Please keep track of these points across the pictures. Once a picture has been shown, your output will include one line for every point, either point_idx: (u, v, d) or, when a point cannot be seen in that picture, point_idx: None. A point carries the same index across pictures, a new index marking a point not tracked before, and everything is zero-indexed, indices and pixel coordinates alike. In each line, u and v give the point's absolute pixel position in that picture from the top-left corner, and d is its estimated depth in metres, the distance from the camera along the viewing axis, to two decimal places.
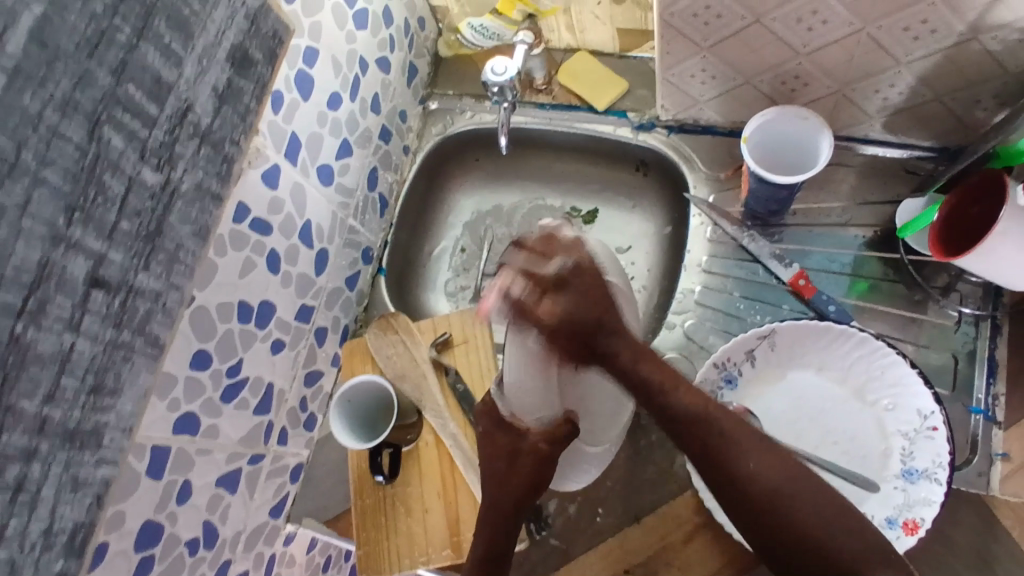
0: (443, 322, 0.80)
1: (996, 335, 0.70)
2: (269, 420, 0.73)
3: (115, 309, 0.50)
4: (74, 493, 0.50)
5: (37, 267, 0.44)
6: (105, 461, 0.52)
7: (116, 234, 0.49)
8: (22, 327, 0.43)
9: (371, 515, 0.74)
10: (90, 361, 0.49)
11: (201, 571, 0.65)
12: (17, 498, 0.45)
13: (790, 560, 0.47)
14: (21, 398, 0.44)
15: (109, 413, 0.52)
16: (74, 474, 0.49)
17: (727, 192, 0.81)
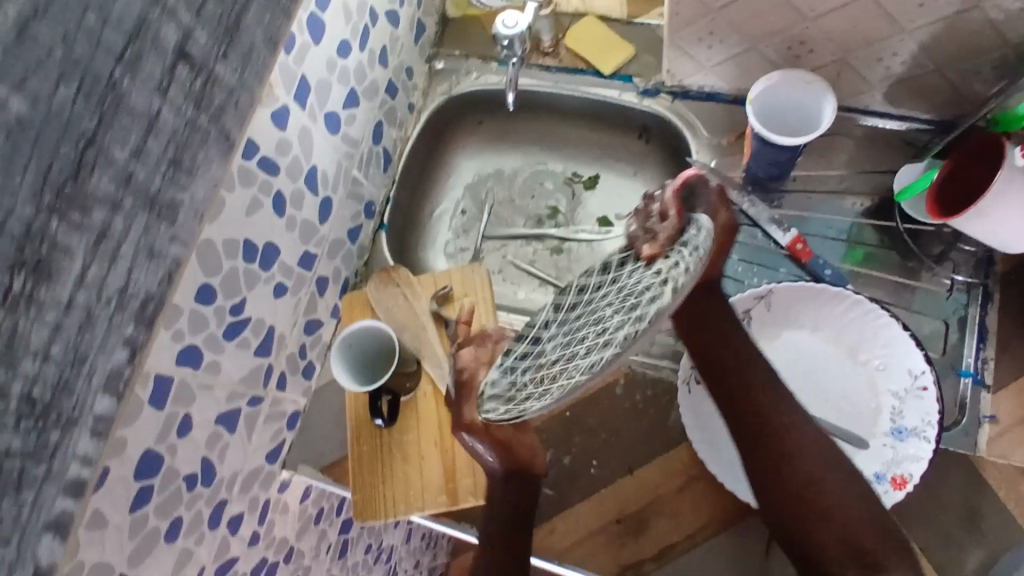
0: (443, 276, 0.81)
1: (988, 302, 0.72)
2: (268, 363, 0.73)
3: (196, 89, 0.49)
4: (150, 260, 0.49)
5: (133, 26, 0.44)
6: (178, 239, 0.52)
7: (203, 11, 0.48)
8: (120, 73, 0.43)
9: (366, 462, 0.74)
10: (173, 130, 0.48)
11: (198, 507, 0.66)
12: (99, 245, 0.44)
13: (824, 506, 0.59)
14: (114, 140, 0.44)
15: (183, 191, 0.51)
16: (151, 242, 0.49)
17: (729, 158, 0.82)
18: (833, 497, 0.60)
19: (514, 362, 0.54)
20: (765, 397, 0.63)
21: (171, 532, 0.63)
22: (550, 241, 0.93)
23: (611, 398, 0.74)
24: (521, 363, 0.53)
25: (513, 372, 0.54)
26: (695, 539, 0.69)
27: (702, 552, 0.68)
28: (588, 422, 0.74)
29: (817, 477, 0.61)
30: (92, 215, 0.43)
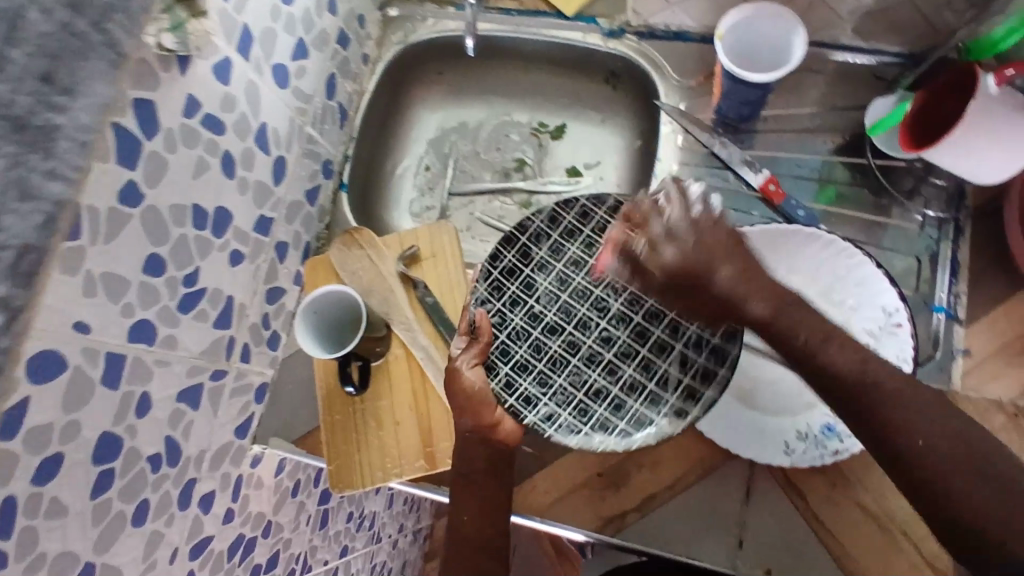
0: (409, 236, 0.78)
1: (959, 236, 0.72)
2: (230, 335, 0.70)
3: None
4: (24, 203, 0.39)
5: None
6: (60, 175, 0.41)
7: None
8: None
9: (340, 431, 0.72)
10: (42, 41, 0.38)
11: (165, 488, 0.63)
12: None
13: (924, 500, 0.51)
14: None
15: (65, 116, 0.40)
16: (25, 176, 0.38)
17: (699, 99, 0.80)
18: (927, 437, 0.51)
19: (566, 404, 0.64)
20: (826, 345, 0.54)
21: (138, 515, 0.61)
22: (519, 194, 0.90)
23: None
24: (562, 398, 0.65)
25: (521, 397, 0.65)
26: (676, 488, 0.68)
27: (683, 500, 0.67)
28: None
29: (919, 426, 0.51)
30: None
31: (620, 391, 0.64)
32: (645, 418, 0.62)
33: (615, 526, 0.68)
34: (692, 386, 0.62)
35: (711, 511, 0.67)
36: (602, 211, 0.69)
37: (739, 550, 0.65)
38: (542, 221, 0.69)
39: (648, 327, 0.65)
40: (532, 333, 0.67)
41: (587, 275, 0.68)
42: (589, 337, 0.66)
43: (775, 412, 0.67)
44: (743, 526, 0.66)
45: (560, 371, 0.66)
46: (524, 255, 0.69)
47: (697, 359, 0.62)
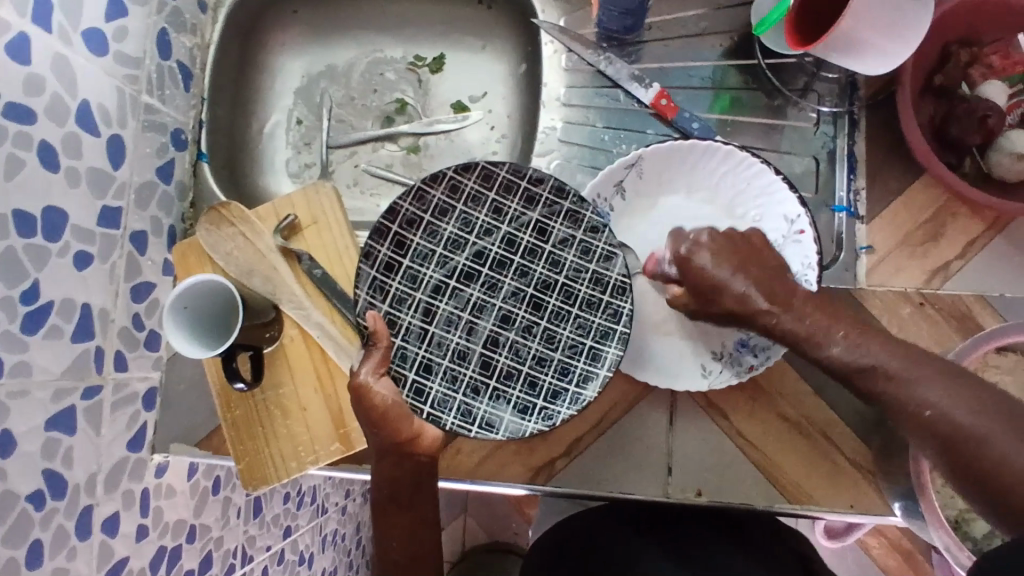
0: (284, 204, 0.71)
1: (855, 130, 0.70)
2: (97, 345, 0.62)
3: None
4: None
5: None
6: None
7: None
8: None
9: (245, 427, 0.67)
10: None
11: (57, 523, 0.57)
12: None
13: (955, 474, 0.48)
14: None
15: None
16: None
17: (578, 13, 0.73)
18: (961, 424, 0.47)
19: (478, 395, 0.57)
20: (892, 384, 0.52)
21: (31, 558, 0.55)
22: (404, 139, 0.83)
23: None
24: (450, 381, 0.57)
25: (433, 402, 0.57)
26: (602, 426, 0.66)
27: (611, 438, 0.66)
28: None
29: (956, 412, 0.48)
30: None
31: (499, 380, 0.57)
32: (527, 404, 0.57)
33: (546, 473, 0.66)
34: (596, 349, 0.57)
35: (640, 446, 0.66)
36: (471, 180, 0.59)
37: (670, 476, 0.65)
38: (411, 203, 0.59)
39: (513, 309, 0.58)
40: (429, 331, 0.58)
41: (468, 254, 0.58)
42: (485, 322, 0.58)
43: (690, 334, 0.66)
44: (670, 453, 0.65)
45: (434, 375, 0.57)
46: (400, 244, 0.59)
47: (585, 339, 0.57)
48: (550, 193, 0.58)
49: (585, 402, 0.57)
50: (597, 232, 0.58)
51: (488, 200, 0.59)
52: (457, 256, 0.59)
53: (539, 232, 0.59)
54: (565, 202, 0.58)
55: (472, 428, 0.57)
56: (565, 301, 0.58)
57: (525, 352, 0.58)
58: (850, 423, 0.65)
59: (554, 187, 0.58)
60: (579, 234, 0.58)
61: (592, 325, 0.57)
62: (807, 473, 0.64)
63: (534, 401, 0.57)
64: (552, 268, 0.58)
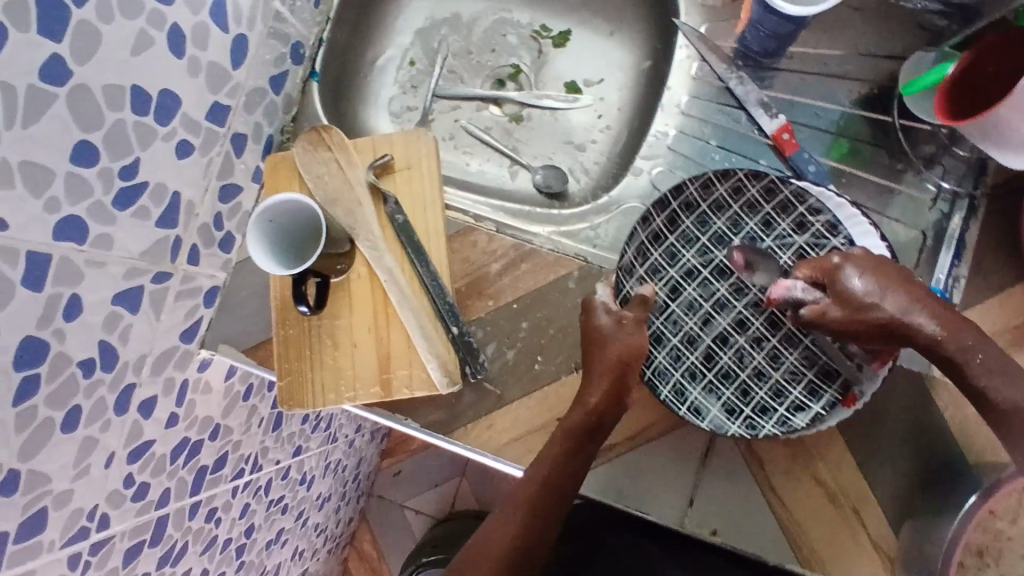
0: (383, 142, 0.71)
1: (971, 216, 0.66)
2: (176, 235, 0.63)
3: None
4: None
5: None
6: None
7: None
8: None
9: (294, 347, 0.68)
10: None
11: (99, 393, 0.59)
12: None
13: None
14: None
15: None
16: None
17: (721, 24, 0.70)
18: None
19: (694, 381, 0.64)
20: None
21: (68, 421, 0.57)
22: (509, 105, 0.83)
23: (564, 290, 0.69)
24: (673, 358, 0.65)
25: (655, 370, 0.65)
26: (635, 441, 0.66)
27: (641, 455, 0.66)
28: (534, 316, 0.69)
29: None
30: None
31: (716, 377, 0.64)
32: (733, 407, 0.63)
33: None
34: (815, 384, 0.62)
35: (669, 471, 0.65)
36: (754, 187, 0.65)
37: (691, 507, 0.64)
38: (696, 188, 0.66)
39: (751, 316, 0.64)
40: (669, 307, 0.66)
41: (729, 251, 0.65)
42: (721, 320, 0.65)
43: None
44: (696, 486, 0.65)
45: (662, 348, 0.65)
46: (671, 221, 0.66)
47: (808, 372, 0.62)
48: (824, 222, 0.62)
49: (791, 427, 0.61)
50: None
51: (762, 211, 0.65)
52: (717, 250, 0.66)
53: (799, 257, 0.63)
54: (835, 240, 0.61)
55: (681, 407, 0.64)
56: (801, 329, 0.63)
57: (748, 362, 0.64)
58: (886, 508, 0.63)
59: (828, 222, 0.62)
60: None
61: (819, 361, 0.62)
62: (831, 542, 0.63)
63: (742, 407, 0.63)
64: None
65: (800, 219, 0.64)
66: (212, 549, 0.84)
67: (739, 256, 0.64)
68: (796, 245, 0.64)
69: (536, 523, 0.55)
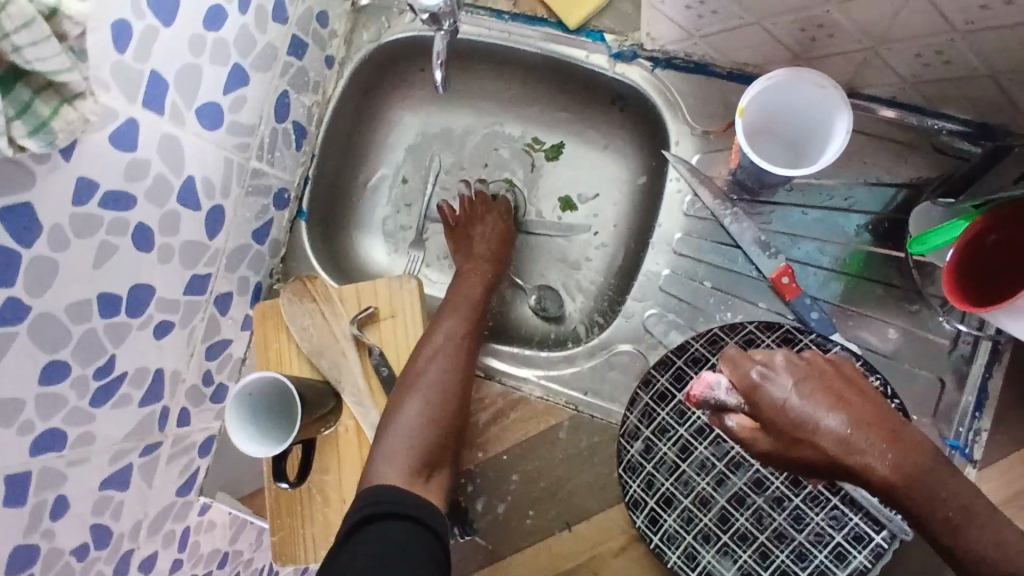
0: (366, 290, 0.70)
1: (995, 362, 0.60)
2: (163, 406, 0.64)
3: None
4: None
5: None
6: None
7: None
8: None
9: (284, 503, 0.68)
10: None
11: (96, 569, 0.61)
12: None
13: None
14: None
15: None
16: None
17: (714, 154, 0.66)
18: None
19: (708, 544, 0.60)
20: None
21: None
22: None
23: (553, 441, 0.67)
24: (684, 520, 0.61)
25: (663, 534, 0.61)
26: None
27: None
28: (524, 468, 0.67)
29: None
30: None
31: (732, 541, 0.60)
32: (750, 571, 0.60)
33: None
34: (843, 547, 0.58)
35: None
36: (771, 338, 0.60)
37: None
38: (703, 343, 0.61)
39: (770, 476, 0.60)
40: (680, 467, 0.61)
41: None
42: (736, 480, 0.61)
43: None
44: None
45: (671, 510, 0.61)
46: (679, 377, 0.61)
47: (835, 534, 0.59)
48: None
49: None
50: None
51: None
52: None
53: None
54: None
55: (692, 572, 0.60)
56: (827, 488, 0.59)
57: (767, 524, 0.60)
58: None
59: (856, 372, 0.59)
60: None
61: (848, 524, 0.58)
62: None
63: (761, 571, 0.59)
64: None
65: None
66: None
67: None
68: None
69: (449, 398, 0.61)
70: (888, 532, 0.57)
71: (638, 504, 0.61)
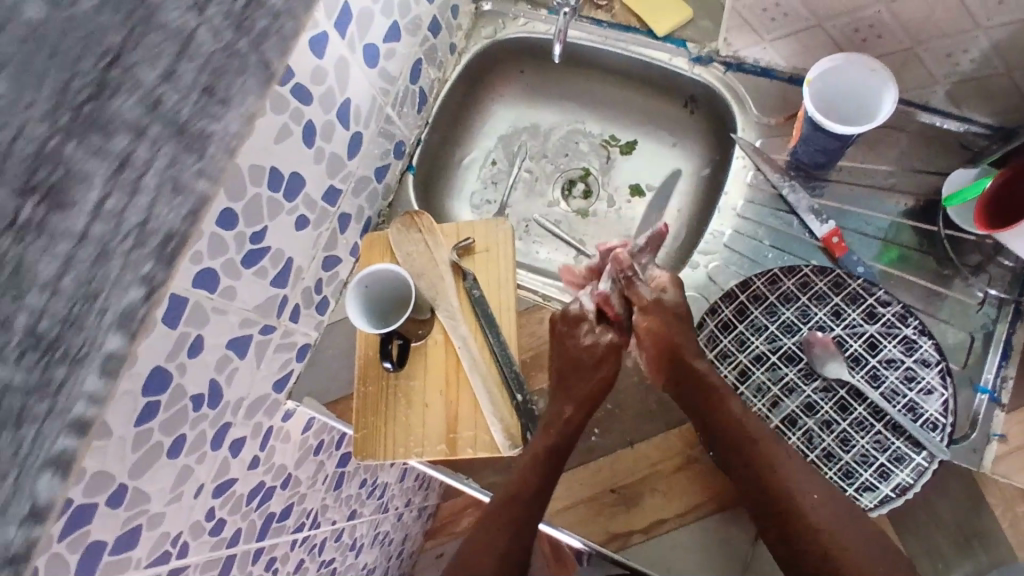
0: (466, 228, 0.80)
1: (1017, 320, 0.70)
2: (284, 294, 0.73)
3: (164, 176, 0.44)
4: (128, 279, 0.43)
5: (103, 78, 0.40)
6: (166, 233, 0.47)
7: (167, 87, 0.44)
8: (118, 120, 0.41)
9: (371, 403, 0.75)
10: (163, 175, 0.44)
11: (202, 427, 0.67)
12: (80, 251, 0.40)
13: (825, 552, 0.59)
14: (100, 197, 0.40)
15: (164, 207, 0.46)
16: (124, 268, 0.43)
17: (775, 139, 0.79)
18: (851, 534, 0.59)
19: None
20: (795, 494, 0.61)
21: (174, 448, 0.65)
22: (576, 202, 0.93)
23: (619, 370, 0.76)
24: None
25: None
26: (685, 518, 0.69)
27: (689, 532, 0.68)
28: None
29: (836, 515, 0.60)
30: (58, 247, 0.39)
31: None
32: None
33: (620, 543, 0.69)
34: (886, 466, 0.65)
35: (715, 549, 0.68)
36: (822, 282, 0.71)
37: None
38: (764, 282, 0.72)
39: (820, 401, 0.68)
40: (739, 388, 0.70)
41: (797, 340, 0.70)
42: (790, 403, 0.69)
43: None
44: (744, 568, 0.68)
45: None
46: (741, 311, 0.72)
47: (879, 456, 0.66)
48: (892, 315, 0.69)
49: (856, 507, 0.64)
50: (928, 366, 0.67)
51: (831, 302, 0.71)
52: (786, 338, 0.71)
53: (870, 345, 0.69)
54: (906, 328, 0.68)
55: None
56: (872, 415, 0.67)
57: (816, 445, 0.67)
58: None
59: (897, 312, 0.69)
60: (908, 362, 0.68)
61: (891, 446, 0.65)
62: None
63: None
64: (869, 382, 0.68)
65: (870, 309, 0.70)
66: None
67: (821, 337, 0.68)
68: (867, 334, 0.70)
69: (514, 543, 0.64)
70: (927, 453, 0.65)
71: None
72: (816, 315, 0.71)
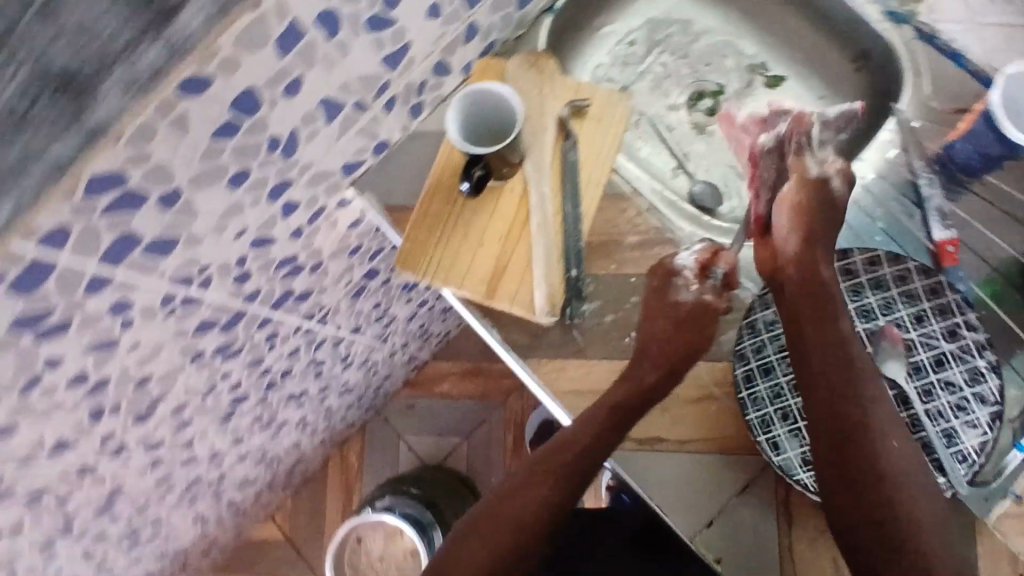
0: (587, 88, 0.75)
1: None
2: (389, 78, 0.69)
3: None
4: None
5: None
6: None
7: None
8: None
9: (426, 222, 0.73)
10: None
11: (267, 171, 0.66)
12: None
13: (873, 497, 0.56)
14: None
15: None
16: None
17: (937, 127, 0.73)
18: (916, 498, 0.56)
19: (787, 422, 0.66)
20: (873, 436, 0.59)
21: (235, 179, 0.63)
22: (697, 115, 0.87)
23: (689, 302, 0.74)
24: (775, 394, 0.67)
25: (753, 394, 0.67)
26: (684, 446, 0.68)
27: (682, 460, 0.68)
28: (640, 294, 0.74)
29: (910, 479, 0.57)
30: None
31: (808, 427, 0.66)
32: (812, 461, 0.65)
33: None
34: None
35: (701, 485, 0.67)
36: (919, 282, 0.68)
37: (705, 528, 0.66)
38: (863, 261, 0.70)
39: None
40: None
41: (869, 327, 0.69)
42: None
43: None
44: (721, 512, 0.66)
45: (767, 378, 0.68)
46: None
47: None
48: (973, 341, 0.66)
49: None
50: (983, 403, 0.64)
51: (918, 306, 0.68)
52: (857, 322, 0.69)
53: (936, 362, 0.66)
54: (979, 359, 0.65)
55: (763, 434, 0.66)
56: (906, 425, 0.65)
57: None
58: None
59: (979, 341, 0.65)
60: (966, 392, 0.65)
61: None
62: None
63: None
64: (920, 395, 0.66)
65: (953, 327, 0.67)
66: (255, 365, 0.93)
67: (894, 332, 0.67)
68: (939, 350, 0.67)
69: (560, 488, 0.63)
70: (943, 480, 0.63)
71: (744, 358, 0.69)
72: (898, 314, 0.68)
